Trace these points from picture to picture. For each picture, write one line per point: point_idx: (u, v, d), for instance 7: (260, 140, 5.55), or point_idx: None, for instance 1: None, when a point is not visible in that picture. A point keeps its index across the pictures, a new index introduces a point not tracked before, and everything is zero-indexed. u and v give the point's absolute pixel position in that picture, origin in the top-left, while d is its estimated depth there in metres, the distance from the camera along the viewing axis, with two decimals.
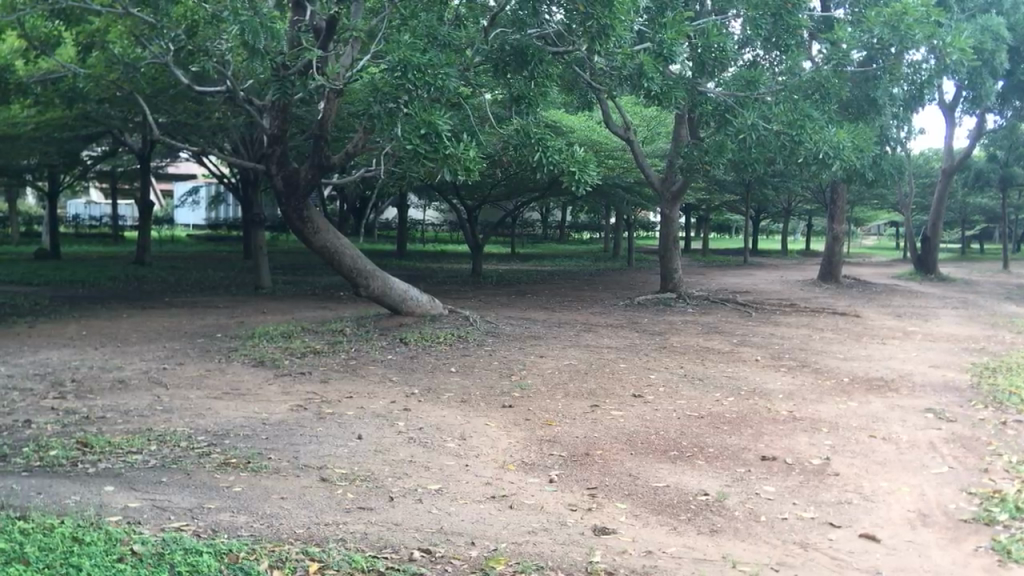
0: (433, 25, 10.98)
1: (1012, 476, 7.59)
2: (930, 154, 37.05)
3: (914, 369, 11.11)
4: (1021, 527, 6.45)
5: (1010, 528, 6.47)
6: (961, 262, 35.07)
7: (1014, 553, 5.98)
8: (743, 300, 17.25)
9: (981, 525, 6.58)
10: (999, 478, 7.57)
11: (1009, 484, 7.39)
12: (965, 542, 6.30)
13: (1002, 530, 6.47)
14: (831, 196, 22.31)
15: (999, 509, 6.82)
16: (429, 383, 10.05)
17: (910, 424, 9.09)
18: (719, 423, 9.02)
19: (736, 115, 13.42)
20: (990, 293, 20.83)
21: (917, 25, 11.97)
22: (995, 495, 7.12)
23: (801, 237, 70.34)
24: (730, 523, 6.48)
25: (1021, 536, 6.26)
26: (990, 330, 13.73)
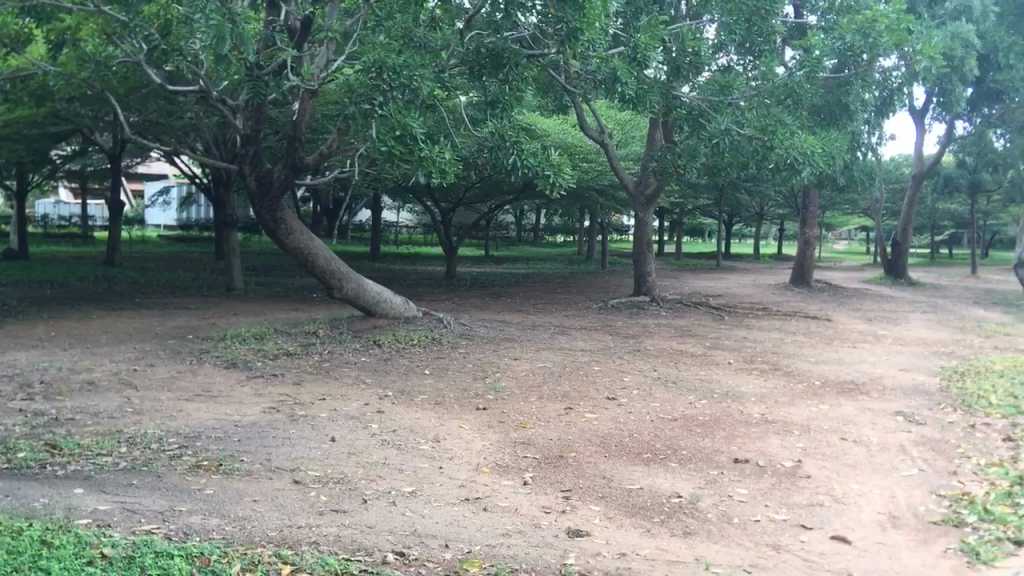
0: (410, 26, 11.02)
1: (981, 478, 7.70)
2: (900, 160, 37.50)
3: (885, 373, 11.22)
4: (988, 529, 6.56)
5: (979, 529, 6.58)
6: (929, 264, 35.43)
7: (982, 554, 6.07)
8: (715, 303, 17.34)
9: (949, 526, 6.68)
10: (969, 481, 7.67)
11: (978, 486, 7.52)
12: (934, 543, 6.38)
13: (971, 531, 6.57)
14: (802, 200, 22.48)
15: (968, 511, 6.92)
16: (403, 385, 10.02)
17: (881, 426, 9.20)
18: (692, 425, 9.08)
19: (709, 120, 13.50)
20: (958, 298, 21.11)
21: (888, 33, 12.13)
22: (963, 497, 7.24)
23: (773, 242, 70.93)
24: (704, 525, 6.51)
25: (990, 538, 6.37)
26: (959, 334, 13.90)
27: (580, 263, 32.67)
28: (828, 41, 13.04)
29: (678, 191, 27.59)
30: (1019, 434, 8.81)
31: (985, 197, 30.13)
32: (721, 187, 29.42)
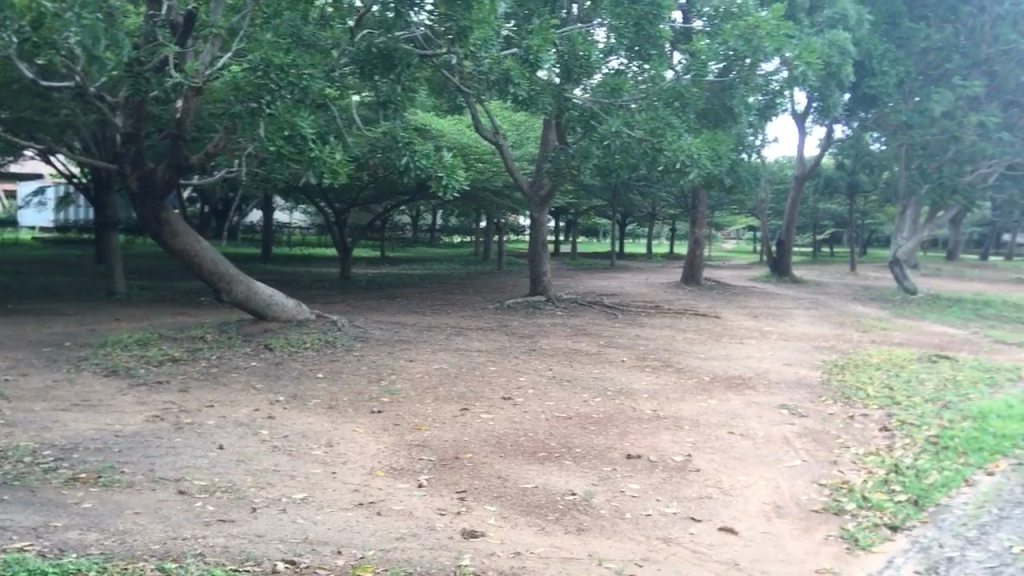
0: (298, 24, 10.80)
1: (859, 468, 8.12)
2: (784, 162, 38.95)
3: (771, 367, 11.61)
4: (865, 517, 6.90)
5: (857, 516, 6.92)
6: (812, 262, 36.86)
7: (860, 541, 6.40)
8: (609, 302, 17.63)
9: (830, 515, 6.98)
10: (848, 471, 8.06)
11: (857, 476, 7.90)
12: (816, 531, 6.65)
13: (849, 519, 6.89)
14: (692, 201, 23.08)
15: (848, 499, 7.29)
16: (295, 390, 9.82)
17: (767, 419, 9.51)
18: (586, 423, 9.19)
19: (601, 122, 13.74)
20: (838, 294, 22.04)
21: (769, 38, 12.54)
22: (843, 486, 7.59)
23: (664, 242, 72.60)
24: (597, 521, 6.59)
25: (867, 525, 6.70)
26: (839, 329, 14.51)
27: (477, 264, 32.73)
28: (713, 45, 13.24)
29: (573, 191, 27.94)
30: (895, 424, 9.38)
31: (863, 198, 31.49)
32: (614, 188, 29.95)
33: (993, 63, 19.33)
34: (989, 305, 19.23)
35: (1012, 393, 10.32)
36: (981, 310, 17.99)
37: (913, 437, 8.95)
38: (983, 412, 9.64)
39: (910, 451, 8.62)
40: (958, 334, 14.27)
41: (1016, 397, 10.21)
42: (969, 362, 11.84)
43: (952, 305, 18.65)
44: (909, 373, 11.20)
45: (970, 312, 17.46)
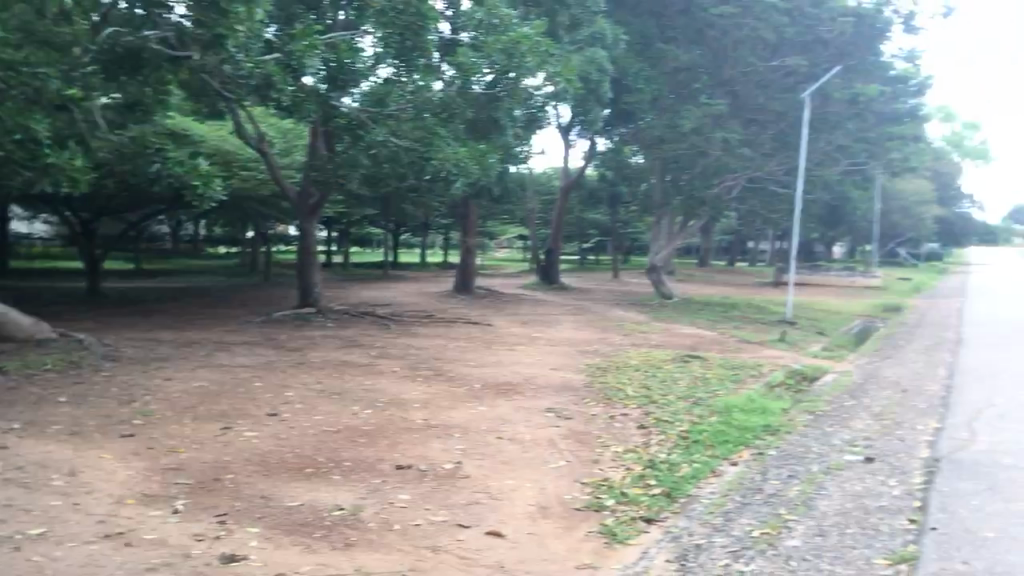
0: (29, 18, 10.02)
1: (619, 465, 8.55)
2: (550, 174, 40.57)
3: (538, 372, 11.96)
4: (622, 512, 7.27)
5: (615, 512, 7.27)
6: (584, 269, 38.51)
7: (618, 535, 6.75)
8: (381, 313, 17.59)
9: (591, 512, 7.28)
10: (609, 468, 8.46)
11: (616, 473, 8.30)
12: (577, 528, 6.92)
13: (607, 515, 7.22)
14: (463, 211, 23.51)
15: (607, 496, 7.64)
16: (32, 417, 8.98)
17: (533, 423, 9.78)
18: (354, 436, 9.04)
19: (367, 130, 13.76)
20: (604, 299, 23.15)
21: (530, 53, 13.06)
22: (603, 484, 7.95)
23: (438, 253, 73.30)
24: (365, 534, 6.49)
25: (624, 520, 7.05)
26: (601, 333, 15.25)
27: (247, 276, 31.59)
28: (474, 56, 13.25)
29: (346, 201, 27.63)
30: (651, 422, 9.98)
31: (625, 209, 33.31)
32: (387, 198, 29.92)
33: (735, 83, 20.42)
34: (737, 307, 20.86)
35: (752, 389, 11.24)
36: (731, 313, 19.48)
37: (667, 434, 9.57)
38: (728, 408, 10.48)
39: (664, 447, 9.19)
40: (707, 335, 15.38)
41: (755, 392, 11.13)
42: (716, 361, 12.78)
43: (706, 308, 20.06)
44: (664, 373, 11.92)
45: (720, 315, 18.86)
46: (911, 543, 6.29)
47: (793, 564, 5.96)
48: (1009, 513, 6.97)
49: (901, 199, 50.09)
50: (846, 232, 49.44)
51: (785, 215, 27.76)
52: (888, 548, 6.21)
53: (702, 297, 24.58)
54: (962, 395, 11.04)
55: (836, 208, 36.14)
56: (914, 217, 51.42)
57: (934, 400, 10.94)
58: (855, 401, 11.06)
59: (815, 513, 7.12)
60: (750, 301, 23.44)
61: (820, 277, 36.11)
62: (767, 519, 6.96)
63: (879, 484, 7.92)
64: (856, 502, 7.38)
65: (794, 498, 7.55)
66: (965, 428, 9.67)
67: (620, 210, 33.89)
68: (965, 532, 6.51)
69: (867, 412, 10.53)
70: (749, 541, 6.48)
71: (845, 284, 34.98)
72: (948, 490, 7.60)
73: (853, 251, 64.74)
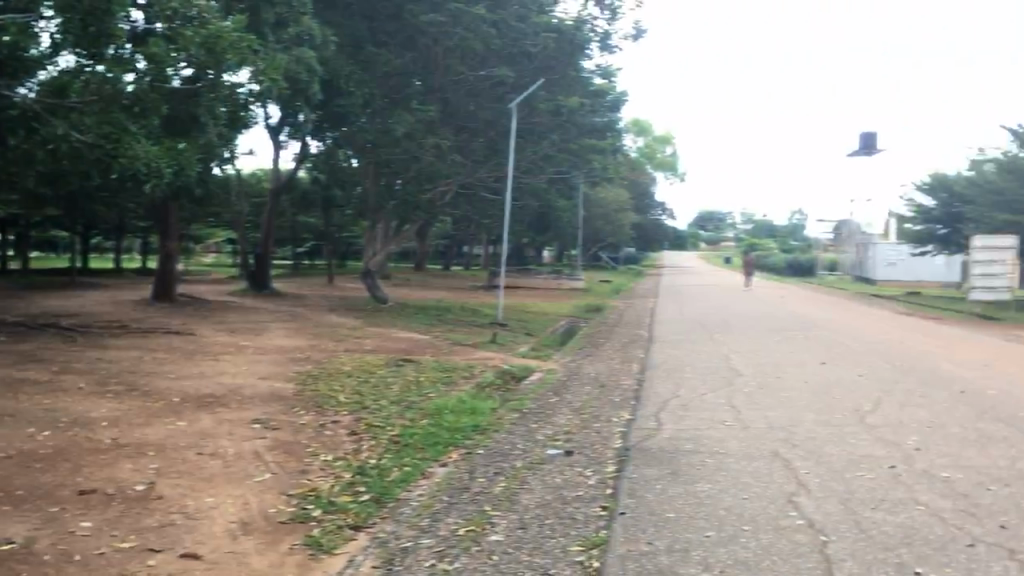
0: None
1: (328, 474, 8.37)
2: (260, 176, 39.27)
3: (243, 382, 11.46)
4: (329, 521, 7.12)
5: (321, 522, 7.11)
6: (304, 274, 37.67)
7: (324, 544, 6.60)
8: (64, 324, 16.06)
9: (296, 524, 7.07)
10: (317, 478, 8.27)
11: (325, 481, 8.15)
12: (281, 542, 6.68)
13: (314, 525, 7.05)
14: (160, 214, 22.12)
15: (315, 506, 7.46)
16: None
17: (238, 436, 9.33)
18: (30, 462, 8.13)
19: (46, 122, 12.72)
20: (322, 303, 22.67)
21: (231, 48, 12.48)
22: (310, 494, 7.76)
23: (136, 259, 68.15)
24: (37, 570, 5.84)
25: (330, 530, 6.91)
26: (313, 339, 14.92)
27: None
28: (170, 49, 12.57)
29: (29, 202, 25.00)
30: (362, 428, 9.90)
31: (340, 212, 32.87)
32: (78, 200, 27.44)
33: (445, 91, 19.84)
34: (453, 310, 21.28)
35: (464, 390, 11.52)
36: (447, 316, 19.85)
37: (378, 439, 9.52)
38: (439, 409, 10.62)
39: (375, 452, 9.13)
40: (422, 339, 15.63)
41: (466, 393, 11.42)
42: (429, 363, 13.02)
43: (422, 312, 20.28)
44: (378, 378, 11.91)
45: (435, 318, 19.14)
46: (602, 529, 6.66)
47: (495, 559, 6.11)
48: (688, 494, 7.56)
49: (602, 207, 53.93)
50: (553, 237, 52.34)
51: (499, 220, 28.86)
52: (582, 536, 6.54)
53: (418, 300, 24.74)
54: (651, 388, 11.99)
55: (546, 213, 38.11)
56: (613, 223, 55.52)
57: (628, 393, 11.81)
58: (557, 397, 11.66)
59: (517, 507, 7.35)
60: (464, 304, 23.97)
61: (532, 279, 37.90)
62: (473, 516, 7.10)
63: (576, 475, 8.32)
64: (555, 494, 7.70)
65: (498, 494, 7.74)
66: (652, 418, 10.47)
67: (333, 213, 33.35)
68: (650, 514, 6.99)
69: (567, 407, 11.13)
70: (454, 540, 6.56)
71: (554, 286, 37.00)
72: (637, 477, 8.13)
73: (562, 255, 68.64)
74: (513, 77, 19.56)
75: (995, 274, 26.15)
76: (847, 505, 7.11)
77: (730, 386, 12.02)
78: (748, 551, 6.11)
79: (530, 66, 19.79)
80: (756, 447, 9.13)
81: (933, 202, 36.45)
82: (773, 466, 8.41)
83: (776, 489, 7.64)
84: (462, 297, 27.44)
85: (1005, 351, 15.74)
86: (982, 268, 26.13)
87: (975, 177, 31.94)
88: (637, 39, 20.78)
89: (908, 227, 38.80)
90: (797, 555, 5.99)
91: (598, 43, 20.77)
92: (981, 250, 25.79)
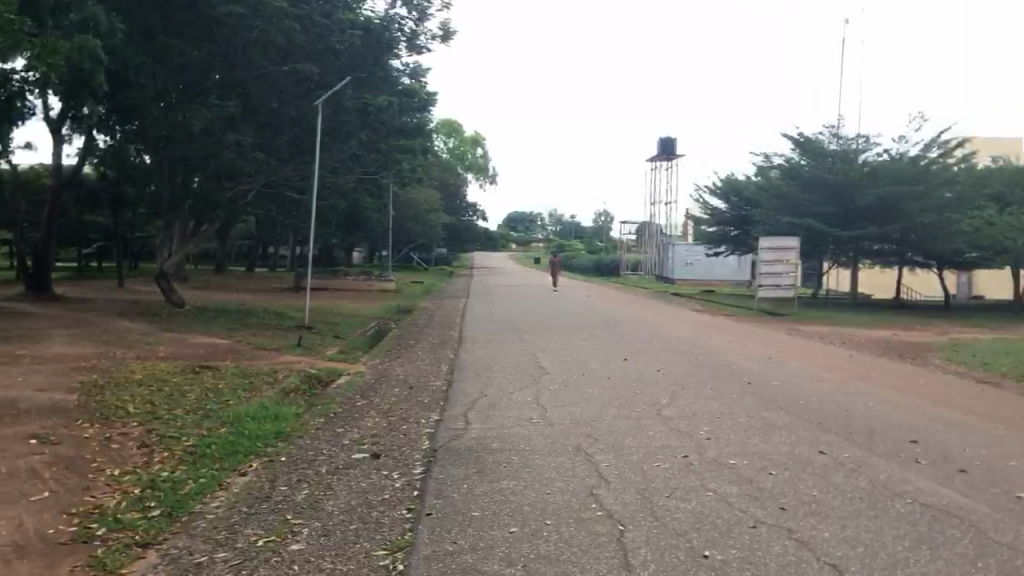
0: None
1: (113, 489, 7.64)
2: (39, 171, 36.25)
3: (19, 396, 10.50)
4: (114, 538, 6.48)
5: (104, 540, 6.45)
6: (95, 277, 35.24)
7: (109, 565, 5.95)
8: None
9: (77, 544, 6.37)
10: (101, 494, 7.53)
11: (109, 497, 7.44)
12: (61, 564, 6.00)
13: (96, 543, 6.40)
14: None
15: (99, 524, 6.75)
16: None
17: (11, 453, 8.43)
18: None
19: None
20: (114, 307, 21.14)
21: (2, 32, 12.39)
22: (94, 511, 7.06)
23: None
24: None
25: (116, 547, 6.28)
26: (98, 347, 13.90)
27: None
28: None
29: None
30: (153, 439, 9.23)
31: (132, 212, 30.93)
32: None
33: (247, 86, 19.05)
34: (258, 314, 20.41)
35: (266, 397, 11.09)
36: (249, 319, 19.08)
37: (171, 450, 8.87)
38: (238, 417, 10.11)
39: (168, 463, 8.49)
40: (222, 344, 15.02)
41: (269, 399, 11.02)
42: (228, 370, 12.56)
43: (222, 316, 19.39)
44: (173, 387, 11.31)
45: (236, 322, 18.38)
46: (408, 531, 6.44)
47: (297, 568, 5.79)
48: (493, 491, 7.46)
49: (414, 208, 53.86)
50: (363, 237, 51.67)
51: (306, 221, 28.17)
52: (386, 539, 6.30)
53: (219, 304, 23.66)
54: (459, 388, 12.02)
55: (356, 214, 37.59)
56: (425, 224, 55.53)
57: (436, 394, 11.78)
58: (365, 400, 11.49)
59: (320, 514, 6.98)
60: (269, 307, 23.14)
61: (342, 280, 37.22)
62: (274, 525, 6.69)
63: (382, 478, 8.07)
64: (360, 498, 7.41)
65: (300, 501, 7.37)
66: (460, 418, 10.43)
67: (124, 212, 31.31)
68: (455, 513, 6.82)
69: (375, 411, 10.94)
70: (251, 551, 6.14)
71: (365, 288, 36.57)
72: (443, 477, 7.96)
73: (372, 255, 67.88)
74: (318, 73, 19.18)
75: (779, 273, 28.17)
76: (644, 495, 7.26)
77: (536, 384, 12.23)
78: (550, 546, 6.06)
79: (337, 63, 19.54)
80: (560, 443, 9.22)
81: (724, 205, 38.85)
82: (576, 460, 8.50)
83: (578, 482, 7.68)
84: (267, 300, 26.51)
85: (779, 344, 16.97)
86: (768, 267, 28.07)
87: (760, 182, 34.32)
88: (445, 40, 20.86)
89: (702, 229, 41.16)
90: (597, 545, 6.03)
91: (406, 43, 20.67)
92: (767, 250, 27.71)
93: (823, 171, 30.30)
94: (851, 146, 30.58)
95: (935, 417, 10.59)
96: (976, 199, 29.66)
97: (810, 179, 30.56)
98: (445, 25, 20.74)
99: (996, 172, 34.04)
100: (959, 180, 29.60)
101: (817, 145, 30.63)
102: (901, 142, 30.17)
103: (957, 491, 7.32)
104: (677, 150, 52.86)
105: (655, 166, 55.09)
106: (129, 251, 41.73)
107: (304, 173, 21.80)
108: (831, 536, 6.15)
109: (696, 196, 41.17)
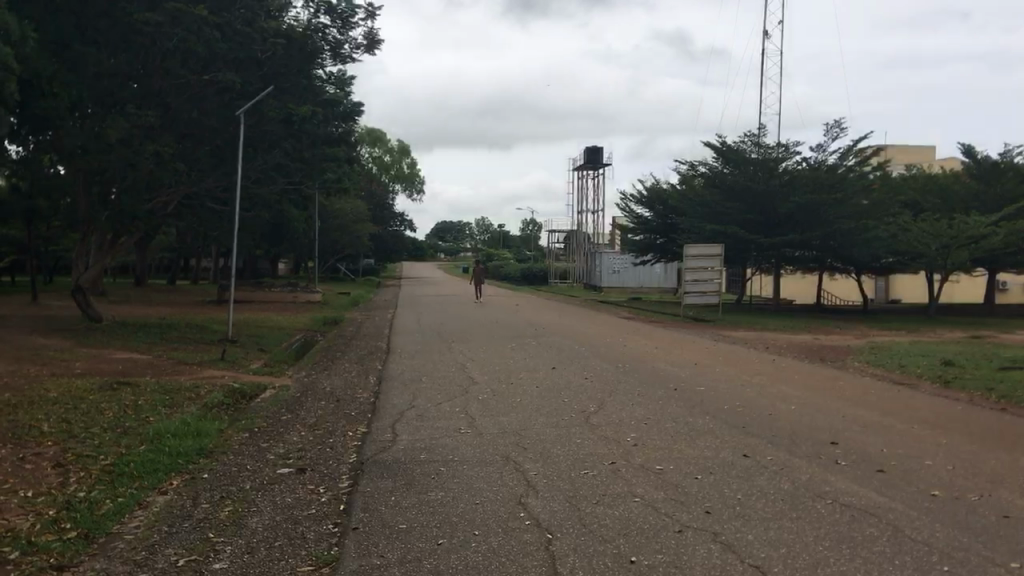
0: None
1: (25, 511, 7.23)
2: None
3: None
4: (29, 562, 6.12)
5: (19, 564, 6.09)
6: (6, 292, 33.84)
7: None
8: None
9: None
10: (13, 516, 7.10)
11: (21, 519, 7.02)
12: None
13: (10, 568, 6.04)
14: None
15: (11, 546, 6.41)
16: None
17: None
18: None
19: None
20: (27, 322, 20.40)
21: None
22: (6, 534, 6.65)
23: None
24: None
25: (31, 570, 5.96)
26: (11, 364, 13.45)
27: None
28: None
29: None
30: (68, 459, 8.86)
31: (45, 224, 29.81)
32: None
33: (166, 96, 18.90)
34: (178, 328, 19.97)
35: (188, 413, 10.87)
36: (171, 334, 18.60)
37: (87, 470, 8.52)
38: (159, 434, 9.84)
39: (83, 484, 8.13)
40: (141, 360, 14.62)
41: (191, 415, 10.80)
42: (148, 386, 12.27)
43: (141, 331, 18.87)
44: (88, 405, 10.97)
45: (155, 338, 17.91)
46: (334, 546, 6.37)
47: None
48: (421, 504, 7.40)
49: (341, 218, 53.27)
50: (289, 248, 50.85)
51: (229, 233, 27.63)
52: (310, 555, 6.22)
53: (139, 318, 22.98)
54: (387, 400, 11.94)
55: (281, 225, 37.11)
56: (353, 234, 54.95)
57: (364, 406, 11.70)
58: (290, 414, 11.36)
59: (244, 532, 6.85)
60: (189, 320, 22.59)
61: (266, 292, 36.63)
62: (195, 544, 6.53)
63: (309, 493, 7.96)
64: (286, 514, 7.30)
65: (222, 519, 7.19)
66: (388, 430, 10.33)
67: (36, 224, 30.20)
68: (383, 526, 6.77)
69: (301, 425, 10.79)
70: (171, 572, 5.97)
71: (290, 301, 35.99)
72: (370, 490, 7.88)
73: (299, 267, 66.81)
74: (240, 82, 18.98)
75: (704, 280, 28.67)
76: (571, 503, 7.31)
77: (464, 394, 12.24)
78: (477, 556, 6.06)
79: (258, 73, 19.39)
80: (488, 453, 9.21)
81: (650, 213, 39.37)
82: (505, 469, 8.53)
83: (507, 492, 7.70)
84: (189, 314, 25.88)
85: (703, 351, 17.23)
86: (693, 274, 28.53)
87: (686, 190, 34.87)
88: (370, 50, 20.79)
89: (629, 237, 41.63)
90: (525, 554, 6.06)
91: (330, 52, 20.55)
92: (692, 257, 28.20)
93: (747, 179, 31.02)
94: (773, 154, 31.22)
95: (853, 418, 10.92)
96: (892, 206, 30.67)
97: (734, 188, 31.22)
98: (371, 35, 20.69)
99: (909, 180, 35.27)
100: (876, 188, 30.56)
101: (740, 153, 31.28)
102: (820, 151, 31.05)
103: (874, 490, 7.56)
104: (604, 158, 53.40)
105: (583, 175, 55.54)
106: (43, 265, 40.17)
107: (226, 185, 21.44)
108: (754, 538, 6.27)
109: (622, 205, 41.69)
